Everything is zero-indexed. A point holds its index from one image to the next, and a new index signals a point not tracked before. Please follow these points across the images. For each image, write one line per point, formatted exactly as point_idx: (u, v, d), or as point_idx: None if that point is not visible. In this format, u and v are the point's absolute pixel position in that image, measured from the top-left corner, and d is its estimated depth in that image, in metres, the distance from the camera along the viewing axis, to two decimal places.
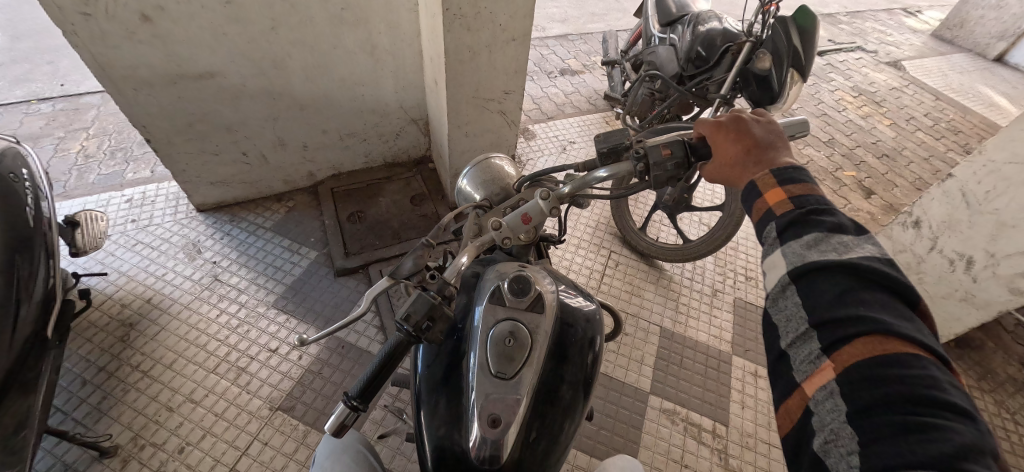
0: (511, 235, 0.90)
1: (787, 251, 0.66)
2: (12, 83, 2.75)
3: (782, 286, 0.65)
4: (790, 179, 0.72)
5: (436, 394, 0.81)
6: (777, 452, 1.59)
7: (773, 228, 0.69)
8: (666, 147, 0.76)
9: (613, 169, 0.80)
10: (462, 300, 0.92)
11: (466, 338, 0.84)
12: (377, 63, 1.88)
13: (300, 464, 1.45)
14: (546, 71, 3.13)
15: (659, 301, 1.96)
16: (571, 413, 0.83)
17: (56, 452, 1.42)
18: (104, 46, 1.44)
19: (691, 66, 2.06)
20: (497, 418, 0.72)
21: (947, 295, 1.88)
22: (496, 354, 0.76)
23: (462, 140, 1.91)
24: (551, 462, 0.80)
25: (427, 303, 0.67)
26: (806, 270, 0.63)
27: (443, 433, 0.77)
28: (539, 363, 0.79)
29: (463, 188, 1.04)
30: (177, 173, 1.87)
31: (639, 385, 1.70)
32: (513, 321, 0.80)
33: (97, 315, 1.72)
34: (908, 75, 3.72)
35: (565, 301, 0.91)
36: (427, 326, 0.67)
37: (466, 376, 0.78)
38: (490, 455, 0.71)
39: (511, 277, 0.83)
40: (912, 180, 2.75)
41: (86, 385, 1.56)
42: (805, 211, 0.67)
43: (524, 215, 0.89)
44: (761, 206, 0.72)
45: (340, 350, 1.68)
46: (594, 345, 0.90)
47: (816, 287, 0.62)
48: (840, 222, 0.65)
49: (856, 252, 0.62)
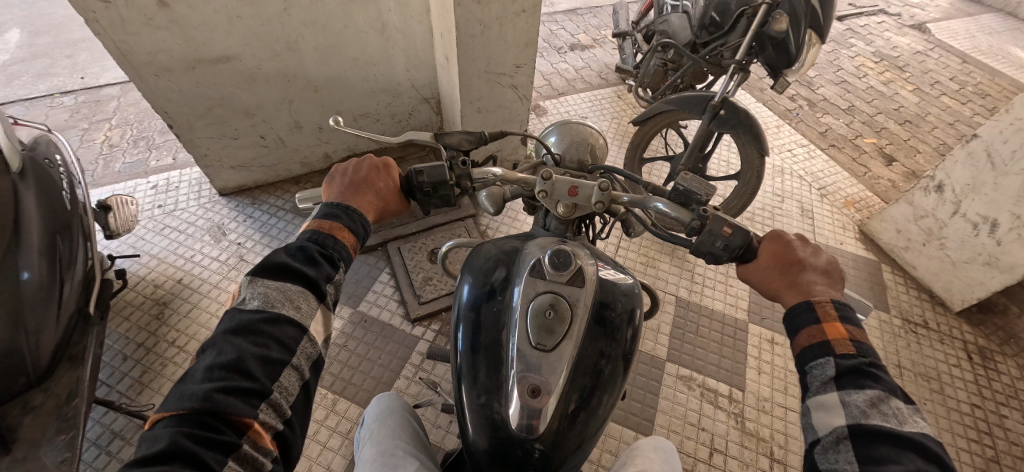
0: (550, 193, 0.86)
1: (849, 402, 0.63)
2: (36, 78, 2.83)
3: (837, 437, 0.63)
4: (852, 319, 0.69)
5: (475, 358, 0.82)
6: (794, 415, 1.61)
7: (831, 365, 0.66)
8: (731, 227, 0.74)
9: (676, 210, 0.80)
10: (501, 273, 0.90)
11: (505, 311, 0.84)
12: (388, 42, 1.89)
13: (330, 430, 1.49)
14: (556, 47, 3.09)
15: (674, 272, 1.97)
16: (611, 387, 0.82)
17: (105, 422, 1.51)
18: (125, 33, 1.47)
19: (705, 33, 2.04)
20: (537, 388, 0.75)
21: (970, 260, 1.83)
22: (537, 327, 0.79)
23: (474, 116, 1.93)
24: (588, 436, 0.80)
25: (441, 178, 0.80)
26: (868, 433, 0.61)
27: (482, 402, 0.79)
28: (579, 337, 0.80)
29: (546, 138, 1.06)
30: (199, 157, 1.93)
31: (656, 353, 1.72)
32: (554, 293, 0.82)
33: (132, 295, 1.81)
34: (933, 38, 3.59)
35: (603, 276, 0.89)
36: (427, 191, 0.81)
37: (506, 347, 0.80)
38: (529, 422, 0.74)
39: (552, 251, 0.85)
40: (935, 145, 2.68)
41: (127, 359, 1.65)
42: (864, 361, 0.65)
43: (575, 187, 0.85)
44: (817, 334, 0.68)
45: (363, 324, 1.73)
46: (633, 319, 0.88)
47: (875, 453, 0.59)
48: (892, 387, 0.64)
49: (913, 426, 0.61)
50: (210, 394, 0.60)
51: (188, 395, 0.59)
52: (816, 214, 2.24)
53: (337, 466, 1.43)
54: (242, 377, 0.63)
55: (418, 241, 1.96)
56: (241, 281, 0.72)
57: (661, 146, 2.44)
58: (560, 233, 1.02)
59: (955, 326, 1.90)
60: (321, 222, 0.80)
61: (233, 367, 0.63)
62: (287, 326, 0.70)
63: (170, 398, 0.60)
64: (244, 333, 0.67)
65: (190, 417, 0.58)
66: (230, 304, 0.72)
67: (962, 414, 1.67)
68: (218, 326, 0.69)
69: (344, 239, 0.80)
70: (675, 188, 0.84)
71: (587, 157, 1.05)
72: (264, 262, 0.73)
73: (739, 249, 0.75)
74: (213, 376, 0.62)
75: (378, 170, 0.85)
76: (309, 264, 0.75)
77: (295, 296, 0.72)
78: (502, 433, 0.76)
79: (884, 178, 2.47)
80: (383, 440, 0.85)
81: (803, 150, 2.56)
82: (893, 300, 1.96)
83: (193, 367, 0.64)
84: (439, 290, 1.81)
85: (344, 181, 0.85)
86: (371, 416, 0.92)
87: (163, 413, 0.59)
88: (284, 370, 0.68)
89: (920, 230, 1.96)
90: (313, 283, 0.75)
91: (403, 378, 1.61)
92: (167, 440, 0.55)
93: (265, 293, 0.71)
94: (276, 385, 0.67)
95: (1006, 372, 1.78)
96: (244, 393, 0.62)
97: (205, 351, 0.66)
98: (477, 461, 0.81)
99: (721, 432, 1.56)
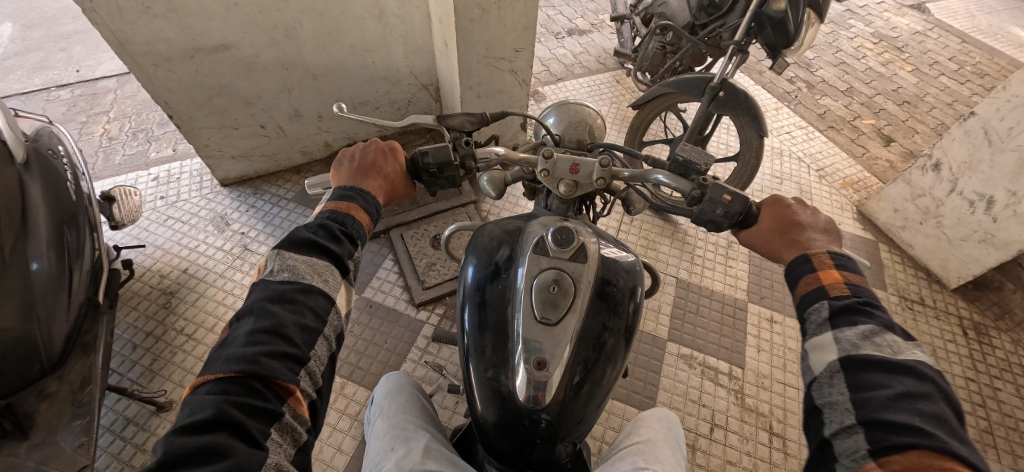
0: (553, 171, 0.87)
1: (840, 337, 0.66)
2: (30, 72, 2.80)
3: (830, 371, 0.65)
4: (846, 267, 0.71)
5: (482, 335, 0.84)
6: (792, 391, 1.65)
7: (825, 306, 0.69)
8: (731, 194, 0.75)
9: (677, 180, 0.81)
10: (505, 252, 0.92)
11: (511, 289, 0.86)
12: (387, 28, 1.89)
13: (340, 412, 1.52)
14: (554, 32, 3.07)
15: (674, 254, 1.99)
16: (614, 360, 0.84)
17: (118, 408, 1.54)
18: (122, 22, 1.47)
19: (703, 14, 2.03)
20: (542, 361, 0.77)
21: (966, 237, 1.85)
22: (542, 301, 0.81)
23: (474, 102, 1.94)
24: (592, 407, 0.83)
25: (446, 159, 0.80)
26: (858, 362, 0.63)
27: (489, 375, 0.81)
28: (582, 311, 0.83)
29: (544, 119, 1.07)
30: (200, 147, 1.93)
31: (657, 333, 1.75)
32: (557, 270, 0.84)
33: (139, 285, 1.83)
34: (932, 18, 3.57)
35: (605, 253, 0.91)
36: (433, 172, 0.81)
37: (512, 323, 0.82)
38: (535, 394, 0.76)
39: (555, 229, 0.87)
40: (933, 125, 2.69)
41: (137, 348, 1.67)
42: (858, 300, 0.67)
43: (576, 164, 0.87)
44: (812, 281, 0.71)
45: (370, 309, 1.75)
46: (635, 294, 0.90)
47: (865, 380, 0.62)
48: (886, 323, 0.66)
49: (907, 356, 0.62)
50: (257, 358, 0.62)
51: (235, 358, 0.61)
52: (814, 195, 2.26)
53: (348, 447, 1.46)
54: (283, 342, 0.65)
55: (421, 228, 1.97)
56: (268, 253, 0.73)
57: (660, 130, 2.45)
58: (562, 213, 1.04)
59: (950, 302, 1.93)
60: (338, 202, 0.80)
61: (276, 333, 0.65)
62: (320, 296, 0.72)
63: (215, 363, 0.62)
64: (283, 301, 0.68)
65: (237, 382, 0.60)
66: (257, 277, 0.72)
67: (956, 387, 1.71)
68: (250, 296, 0.70)
69: (362, 219, 0.81)
70: (675, 160, 0.85)
71: (586, 137, 1.06)
72: (291, 236, 0.75)
73: (739, 215, 0.75)
74: (256, 341, 0.64)
75: (385, 154, 0.86)
76: (333, 241, 0.77)
77: (322, 269, 0.74)
78: (510, 405, 0.79)
79: (882, 159, 2.49)
80: (394, 414, 0.86)
81: (801, 131, 2.57)
82: (890, 278, 1.98)
83: (233, 332, 0.66)
84: (443, 275, 1.83)
85: (352, 166, 0.85)
86: (381, 392, 0.93)
87: (208, 376, 0.61)
88: (318, 340, 0.70)
89: (917, 209, 1.98)
90: (338, 259, 0.76)
91: (409, 361, 1.64)
92: (213, 407, 0.57)
93: (293, 265, 0.72)
94: (312, 353, 0.69)
95: (1000, 346, 1.82)
96: (285, 360, 0.64)
97: (244, 318, 0.67)
98: (484, 436, 0.83)
99: (722, 407, 1.59)
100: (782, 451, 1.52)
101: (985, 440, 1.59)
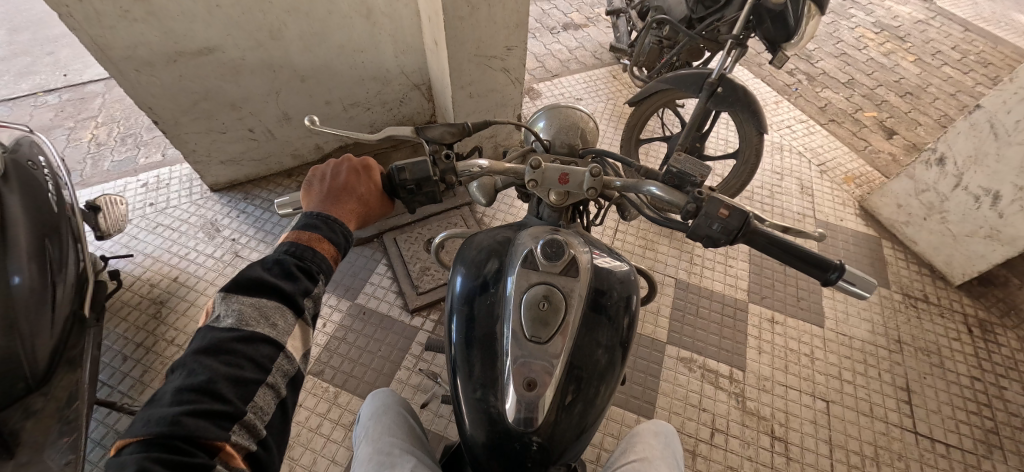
0: (540, 182, 0.83)
1: None
2: (17, 77, 2.76)
3: None
4: None
5: (470, 353, 0.81)
6: (794, 393, 1.62)
7: None
8: (728, 208, 0.71)
9: (670, 193, 0.77)
10: (494, 265, 0.88)
11: (499, 305, 0.83)
12: (376, 27, 1.84)
13: (333, 422, 1.50)
14: (549, 27, 3.01)
15: (672, 254, 1.96)
16: (609, 376, 0.81)
17: (108, 422, 1.51)
18: (101, 27, 1.42)
19: (700, 7, 1.98)
20: (533, 381, 0.74)
21: (971, 233, 1.81)
22: (531, 319, 0.77)
23: (466, 102, 1.90)
24: (588, 425, 0.79)
25: (424, 174, 0.77)
26: None
27: (478, 396, 0.78)
28: (574, 327, 0.79)
29: (535, 124, 1.03)
30: (188, 153, 1.89)
31: (656, 336, 1.72)
32: (547, 285, 0.80)
33: (129, 295, 1.80)
34: (935, 6, 3.50)
35: (598, 264, 0.88)
36: (411, 188, 0.78)
37: (501, 342, 0.79)
38: (525, 416, 0.73)
39: (544, 242, 0.83)
40: (937, 117, 2.64)
41: (127, 360, 1.64)
42: None
43: (565, 174, 0.83)
44: None
45: (362, 316, 1.72)
46: (630, 306, 0.86)
47: None
48: None
49: None
50: (179, 418, 0.58)
51: (156, 419, 0.57)
52: (815, 191, 2.21)
53: (341, 458, 1.43)
54: (214, 398, 0.62)
55: (414, 231, 1.94)
56: (214, 297, 0.71)
57: (658, 126, 2.41)
58: (554, 221, 1.00)
59: (955, 299, 1.89)
60: (300, 233, 0.79)
61: (204, 389, 0.61)
62: (262, 345, 0.69)
63: (137, 424, 0.58)
64: (217, 353, 0.65)
65: (158, 442, 0.55)
66: (203, 322, 0.70)
67: (962, 387, 1.67)
68: (189, 345, 0.67)
69: (324, 251, 0.79)
70: (668, 170, 0.81)
71: (579, 142, 1.02)
72: (239, 277, 0.72)
73: (737, 231, 0.71)
74: (181, 400, 0.60)
75: (358, 173, 0.81)
76: (285, 279, 0.75)
77: (271, 312, 0.72)
78: (499, 427, 0.75)
79: (884, 152, 2.44)
80: (380, 437, 0.83)
81: (801, 125, 2.52)
82: (893, 276, 1.94)
83: (162, 389, 0.62)
84: (437, 279, 1.80)
85: (323, 188, 0.82)
86: (367, 412, 0.90)
87: (129, 439, 0.56)
88: (259, 389, 0.67)
89: (921, 204, 1.94)
90: (290, 298, 0.74)
91: (404, 369, 1.61)
92: (134, 465, 0.52)
93: (239, 310, 0.69)
94: (250, 405, 0.65)
95: (1006, 344, 1.78)
96: (215, 416, 0.61)
97: (174, 372, 0.63)
98: (474, 457, 0.80)
99: (722, 411, 1.56)
100: (783, 456, 1.50)
101: (991, 441, 1.56)
